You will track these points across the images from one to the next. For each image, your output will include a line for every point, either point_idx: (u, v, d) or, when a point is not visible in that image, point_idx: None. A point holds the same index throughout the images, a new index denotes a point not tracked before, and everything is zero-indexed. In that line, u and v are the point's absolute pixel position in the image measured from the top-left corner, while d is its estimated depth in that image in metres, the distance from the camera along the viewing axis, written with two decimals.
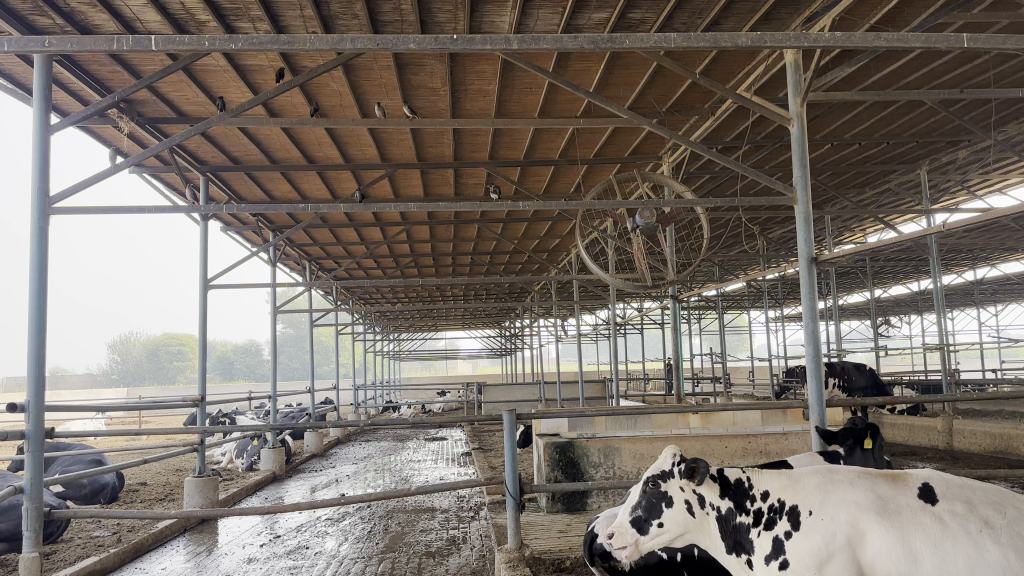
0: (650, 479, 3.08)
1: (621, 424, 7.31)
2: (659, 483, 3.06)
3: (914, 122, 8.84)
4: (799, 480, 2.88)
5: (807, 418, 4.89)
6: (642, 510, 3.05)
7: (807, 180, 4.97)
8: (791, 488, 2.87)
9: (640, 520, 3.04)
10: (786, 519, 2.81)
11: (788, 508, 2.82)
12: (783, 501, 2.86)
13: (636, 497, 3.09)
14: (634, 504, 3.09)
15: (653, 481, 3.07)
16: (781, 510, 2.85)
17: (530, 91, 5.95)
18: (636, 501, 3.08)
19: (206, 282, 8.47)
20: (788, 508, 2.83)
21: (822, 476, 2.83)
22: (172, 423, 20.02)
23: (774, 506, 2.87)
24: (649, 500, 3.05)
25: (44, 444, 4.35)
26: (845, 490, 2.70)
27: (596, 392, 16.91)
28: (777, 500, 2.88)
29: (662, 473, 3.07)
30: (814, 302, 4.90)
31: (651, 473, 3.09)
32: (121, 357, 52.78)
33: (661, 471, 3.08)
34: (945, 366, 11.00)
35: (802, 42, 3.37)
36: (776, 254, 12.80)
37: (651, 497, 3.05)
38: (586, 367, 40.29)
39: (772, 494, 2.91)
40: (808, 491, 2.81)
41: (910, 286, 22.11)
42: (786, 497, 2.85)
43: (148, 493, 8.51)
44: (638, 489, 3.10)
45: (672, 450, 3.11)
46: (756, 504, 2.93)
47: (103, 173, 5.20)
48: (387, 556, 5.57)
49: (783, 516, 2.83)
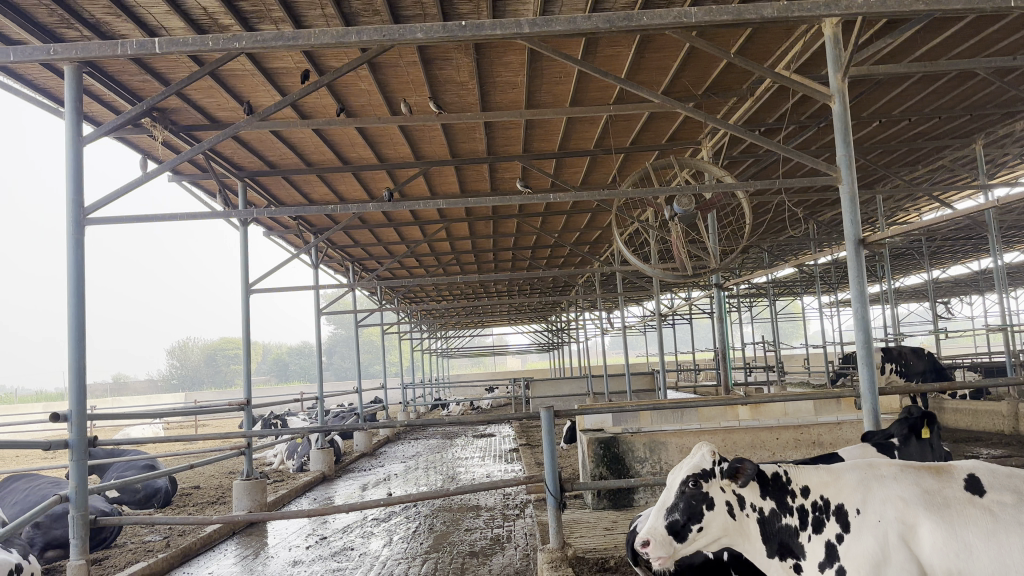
0: (688, 479, 2.83)
1: (668, 418, 7.14)
2: (699, 484, 2.81)
3: (967, 94, 8.45)
4: (839, 477, 2.79)
5: (859, 408, 4.67)
6: (678, 514, 2.78)
7: (851, 158, 4.75)
8: (834, 485, 2.78)
9: (677, 524, 2.77)
10: (836, 521, 2.70)
11: (834, 507, 2.73)
12: (826, 499, 2.76)
13: (672, 498, 2.82)
14: (670, 507, 2.81)
15: (692, 481, 2.81)
16: (826, 508, 2.75)
17: (559, 80, 5.83)
18: (672, 503, 2.81)
19: (249, 287, 8.55)
20: (834, 507, 2.73)
21: (864, 472, 2.75)
22: (228, 427, 20.45)
23: (819, 504, 2.77)
24: (687, 502, 2.79)
25: (87, 452, 4.36)
26: (890, 486, 2.64)
27: (645, 384, 16.68)
28: (820, 498, 2.78)
29: (701, 472, 2.83)
30: (863, 286, 4.68)
31: (687, 473, 2.84)
32: (179, 363, 54.18)
33: (700, 470, 2.83)
34: (1009, 347, 10.53)
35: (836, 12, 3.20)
36: (826, 237, 12.44)
37: (691, 499, 2.79)
38: (636, 359, 39.91)
39: (813, 491, 2.81)
40: (851, 488, 2.73)
41: (970, 265, 21.31)
42: (829, 494, 2.76)
43: (200, 496, 8.64)
44: (674, 490, 2.82)
45: (709, 447, 2.89)
46: (799, 501, 2.82)
47: (137, 180, 5.23)
48: (430, 557, 5.51)
49: (831, 516, 2.72)
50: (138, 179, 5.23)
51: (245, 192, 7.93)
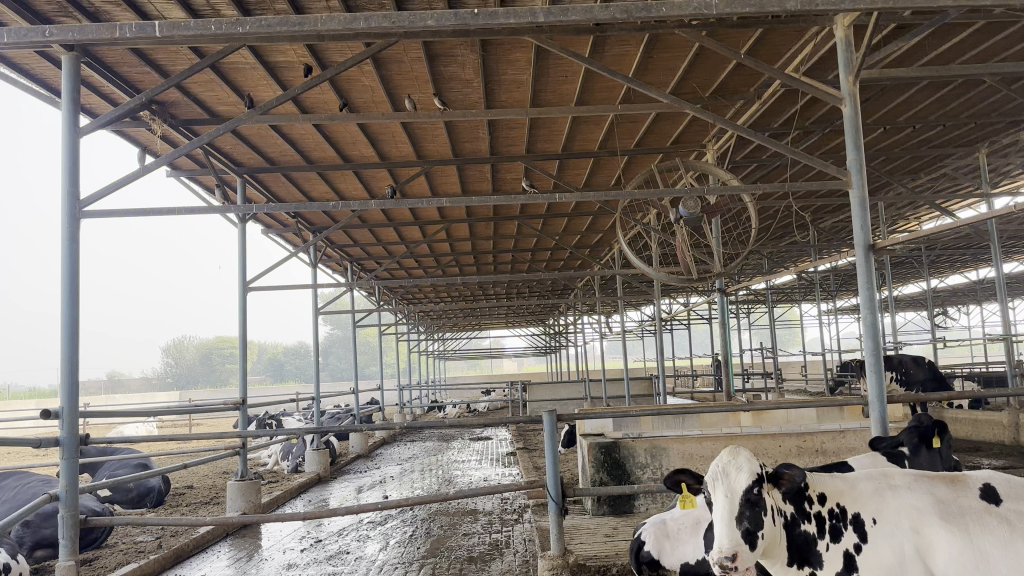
0: (750, 484, 2.54)
1: (669, 423, 7.06)
2: (760, 489, 2.56)
3: (973, 101, 8.39)
4: (854, 486, 2.70)
5: (868, 416, 4.58)
6: (747, 522, 2.50)
7: (862, 161, 4.67)
8: (849, 493, 2.67)
9: (749, 534, 2.50)
10: (854, 530, 2.60)
11: (851, 516, 2.62)
12: (844, 507, 2.65)
13: (740, 506, 2.50)
14: (739, 516, 2.50)
15: (756, 487, 2.55)
16: (844, 517, 2.63)
17: (565, 79, 5.74)
18: (741, 511, 2.50)
19: (246, 284, 8.45)
20: (852, 516, 2.62)
21: (878, 481, 2.67)
22: (221, 426, 20.26)
23: (835, 513, 2.65)
24: (752, 509, 2.52)
25: (78, 451, 4.25)
26: (904, 495, 2.56)
27: (642, 390, 16.58)
28: (837, 506, 2.66)
29: (758, 476, 2.57)
30: (872, 292, 4.59)
31: (750, 478, 2.54)
32: (175, 361, 53.90)
33: (757, 475, 2.57)
34: (1010, 358, 10.45)
35: (862, 5, 3.08)
36: (827, 244, 12.38)
37: (756, 506, 2.53)
38: (633, 364, 39.79)
39: (829, 498, 2.69)
40: (867, 497, 2.64)
41: (968, 275, 21.28)
42: (846, 503, 2.65)
43: (193, 496, 8.51)
44: (739, 497, 2.51)
45: (750, 451, 2.61)
46: (816, 508, 2.68)
47: (134, 173, 5.12)
48: (428, 562, 5.40)
49: (849, 525, 2.61)
50: (135, 172, 5.12)
51: (244, 188, 7.83)
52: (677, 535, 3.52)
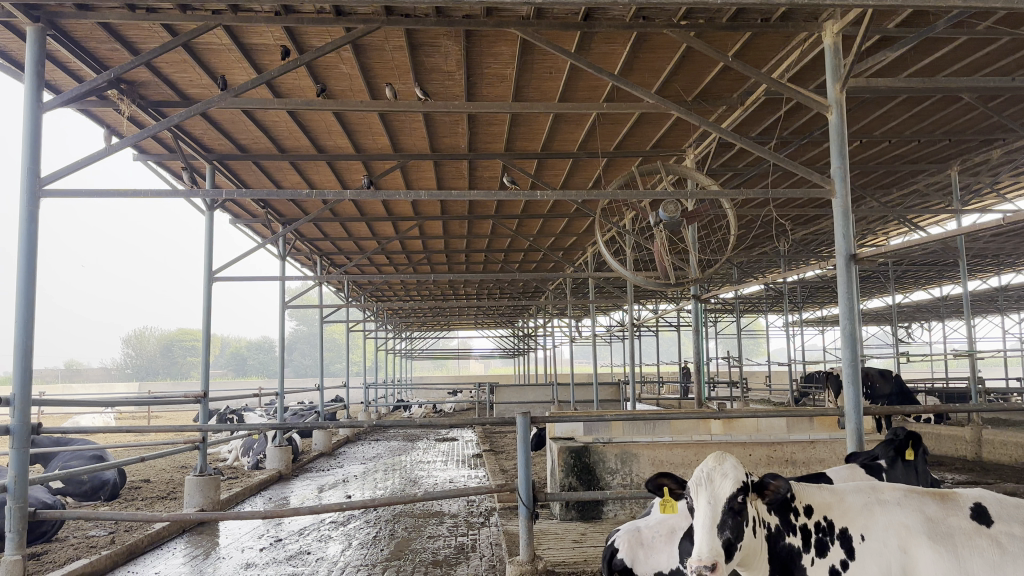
0: (734, 492, 2.46)
1: (639, 429, 7.00)
2: (744, 498, 2.49)
3: (948, 118, 8.49)
4: (843, 499, 2.65)
5: (843, 427, 4.54)
6: (729, 531, 2.42)
7: (845, 171, 4.65)
8: (837, 507, 2.63)
9: (729, 543, 2.42)
10: (840, 545, 2.56)
11: (838, 530, 2.58)
12: (831, 520, 2.61)
13: (723, 514, 2.42)
14: (720, 523, 2.41)
15: (740, 495, 2.47)
16: (831, 531, 2.59)
17: (549, 76, 5.67)
18: (723, 519, 2.42)
19: (212, 273, 8.22)
20: (838, 530, 2.58)
21: (868, 495, 2.62)
22: (181, 420, 19.79)
23: (822, 526, 2.61)
24: (733, 518, 2.44)
25: (29, 440, 4.07)
26: (893, 511, 2.50)
27: (610, 394, 16.55)
28: (824, 519, 2.62)
29: (743, 484, 2.50)
30: (853, 302, 4.57)
31: (735, 486, 2.47)
32: (135, 352, 52.73)
33: (742, 483, 2.49)
34: (975, 373, 10.58)
35: (868, 5, 2.97)
36: (799, 255, 12.45)
37: (739, 515, 2.45)
38: (601, 369, 39.89)
39: (815, 510, 2.65)
40: (855, 512, 2.59)
41: (932, 291, 21.62)
42: (833, 516, 2.61)
43: (150, 491, 8.24)
44: (721, 505, 2.43)
45: (736, 459, 2.55)
46: (801, 520, 2.64)
47: (98, 154, 4.91)
48: (391, 564, 5.26)
49: (835, 540, 2.58)
50: (100, 151, 4.92)
51: (213, 176, 7.63)
52: (650, 543, 3.41)
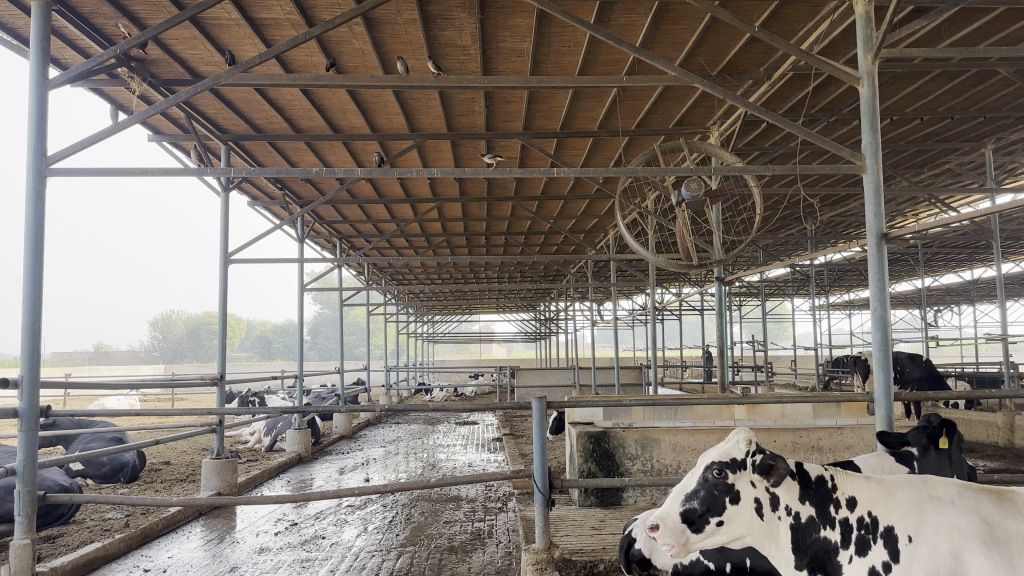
0: (713, 466, 2.61)
1: (660, 414, 6.85)
2: (732, 475, 2.59)
3: (984, 94, 8.17)
4: (891, 494, 2.56)
5: (872, 414, 4.34)
6: (699, 503, 2.57)
7: (877, 146, 4.44)
8: (884, 502, 2.55)
9: (696, 513, 2.57)
10: (883, 545, 2.48)
11: (882, 528, 2.50)
12: (875, 517, 2.54)
13: (694, 485, 2.60)
14: (689, 493, 2.60)
15: (718, 471, 2.59)
16: (874, 528, 2.52)
17: (568, 50, 5.50)
18: (694, 489, 2.60)
19: (229, 255, 8.15)
20: (882, 528, 2.51)
21: (919, 491, 2.51)
22: (204, 403, 19.87)
23: (865, 522, 2.55)
24: (709, 492, 2.57)
25: (38, 423, 3.97)
26: (946, 511, 2.39)
27: (632, 378, 16.35)
28: (868, 514, 2.56)
29: (733, 462, 2.60)
30: (883, 283, 4.35)
31: (716, 460, 2.61)
32: (162, 335, 53.31)
33: (730, 459, 2.61)
34: (1008, 358, 10.25)
35: None
36: (827, 236, 12.16)
37: (713, 489, 2.57)
38: (624, 353, 39.69)
39: (860, 505, 2.59)
40: (903, 511, 2.49)
41: (963, 274, 21.12)
42: (879, 512, 2.53)
43: (170, 473, 8.23)
44: (697, 475, 2.61)
45: (747, 437, 2.63)
46: (842, 514, 2.60)
47: (106, 131, 4.77)
48: (406, 550, 5.15)
49: (879, 538, 2.50)
50: (107, 129, 4.80)
51: (229, 156, 7.55)
52: None
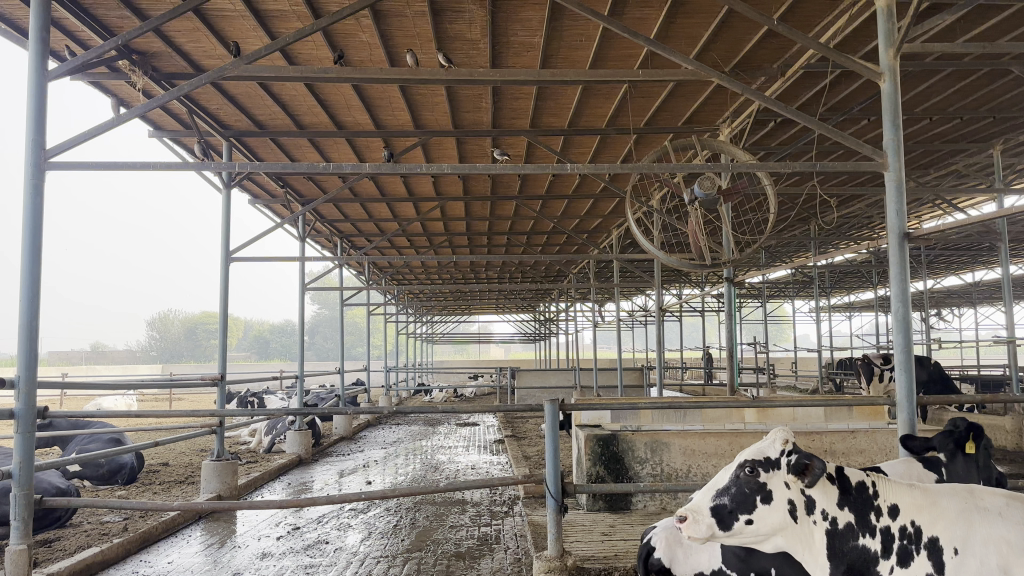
0: (745, 465, 2.49)
1: (668, 417, 6.72)
2: (765, 473, 2.46)
3: (995, 94, 8.08)
4: (935, 502, 2.47)
5: (895, 417, 4.22)
6: (728, 499, 2.46)
7: (899, 143, 4.32)
8: (928, 510, 2.45)
9: (725, 510, 2.46)
10: (927, 557, 2.40)
11: (927, 539, 2.42)
12: (919, 527, 2.44)
13: (724, 482, 2.49)
14: (720, 489, 2.49)
15: (749, 469, 2.47)
16: (917, 539, 2.43)
17: (580, 44, 5.39)
18: (724, 486, 2.49)
19: (229, 254, 8.01)
20: (926, 538, 2.42)
21: (964, 500, 2.43)
22: (202, 404, 19.70)
23: (908, 532, 2.45)
24: (740, 489, 2.46)
25: (35, 425, 3.82)
26: (995, 523, 2.32)
27: (634, 380, 16.22)
28: (911, 524, 2.46)
29: (766, 460, 2.47)
30: (905, 283, 4.22)
31: (748, 458, 2.49)
32: (159, 335, 53.06)
33: (763, 458, 2.48)
34: (1016, 361, 10.13)
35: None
36: (833, 236, 12.05)
37: (744, 486, 2.46)
38: (623, 353, 39.52)
39: (902, 513, 2.49)
40: (949, 520, 2.41)
41: (965, 276, 21.02)
42: (923, 522, 2.44)
43: (168, 475, 8.09)
44: (728, 473, 2.50)
45: (784, 435, 2.50)
46: (883, 522, 2.49)
47: (106, 125, 4.64)
48: (412, 556, 5.02)
49: (922, 549, 2.42)
50: (108, 123, 4.67)
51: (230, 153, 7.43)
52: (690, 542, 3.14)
